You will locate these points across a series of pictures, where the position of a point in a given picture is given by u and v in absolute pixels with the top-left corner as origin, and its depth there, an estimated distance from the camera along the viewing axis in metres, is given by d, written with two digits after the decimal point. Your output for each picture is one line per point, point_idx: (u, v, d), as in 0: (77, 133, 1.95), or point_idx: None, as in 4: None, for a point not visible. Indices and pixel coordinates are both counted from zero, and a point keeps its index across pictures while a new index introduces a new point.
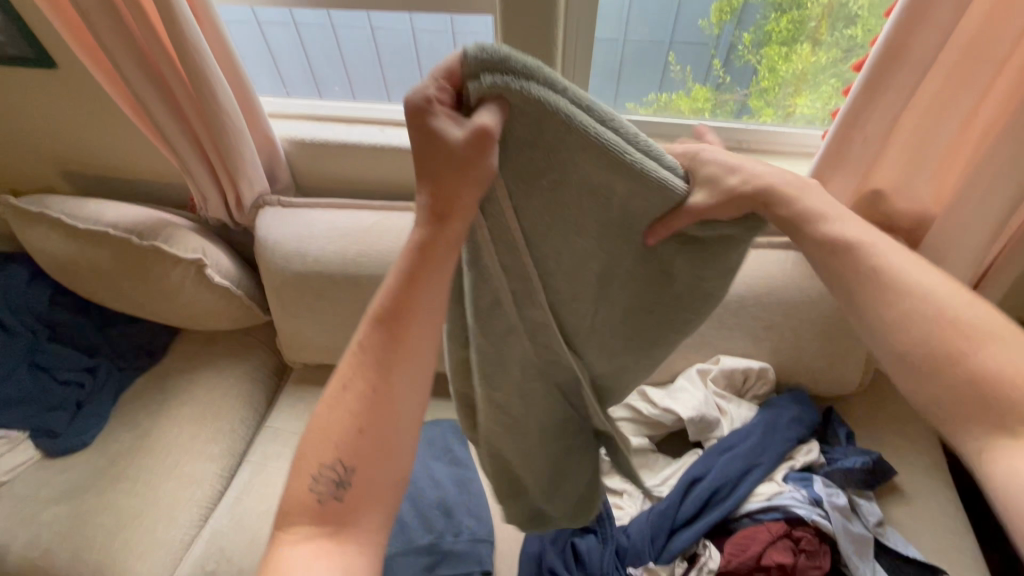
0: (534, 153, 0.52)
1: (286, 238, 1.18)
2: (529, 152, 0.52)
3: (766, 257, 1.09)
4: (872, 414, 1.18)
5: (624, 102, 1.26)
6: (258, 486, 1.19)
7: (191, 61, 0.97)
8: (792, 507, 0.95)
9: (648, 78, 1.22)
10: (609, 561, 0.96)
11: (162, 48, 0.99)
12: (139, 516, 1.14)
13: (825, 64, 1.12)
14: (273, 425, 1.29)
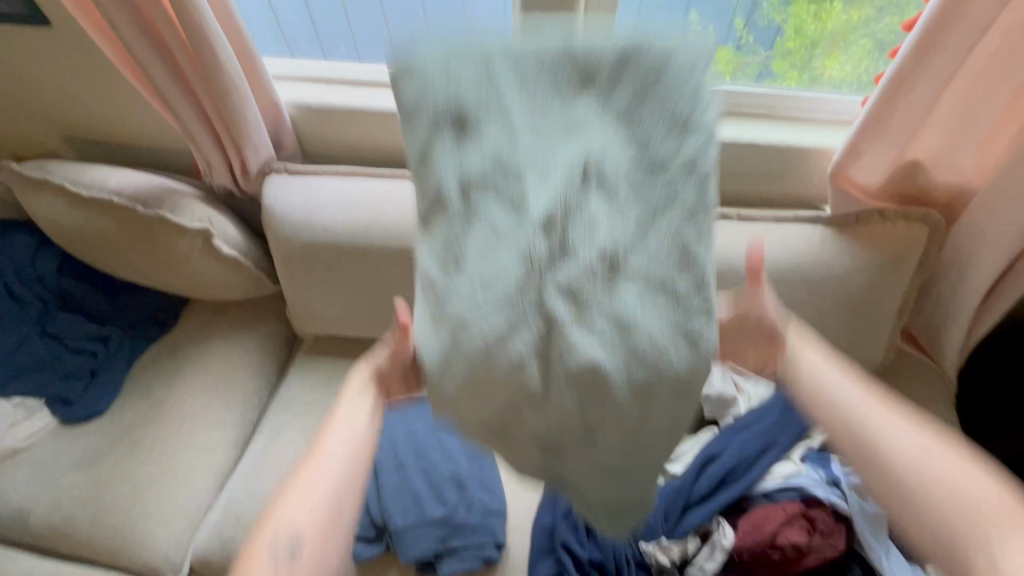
0: (497, 184, 0.55)
1: (295, 209, 1.15)
2: (487, 187, 0.55)
3: (793, 231, 1.04)
4: (891, 392, 1.16)
5: None
6: (271, 456, 1.19)
7: (191, 22, 0.92)
8: (809, 488, 0.93)
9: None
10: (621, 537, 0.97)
11: (161, 7, 0.93)
12: (154, 484, 1.15)
13: (856, 23, 1.04)
14: (284, 396, 1.29)
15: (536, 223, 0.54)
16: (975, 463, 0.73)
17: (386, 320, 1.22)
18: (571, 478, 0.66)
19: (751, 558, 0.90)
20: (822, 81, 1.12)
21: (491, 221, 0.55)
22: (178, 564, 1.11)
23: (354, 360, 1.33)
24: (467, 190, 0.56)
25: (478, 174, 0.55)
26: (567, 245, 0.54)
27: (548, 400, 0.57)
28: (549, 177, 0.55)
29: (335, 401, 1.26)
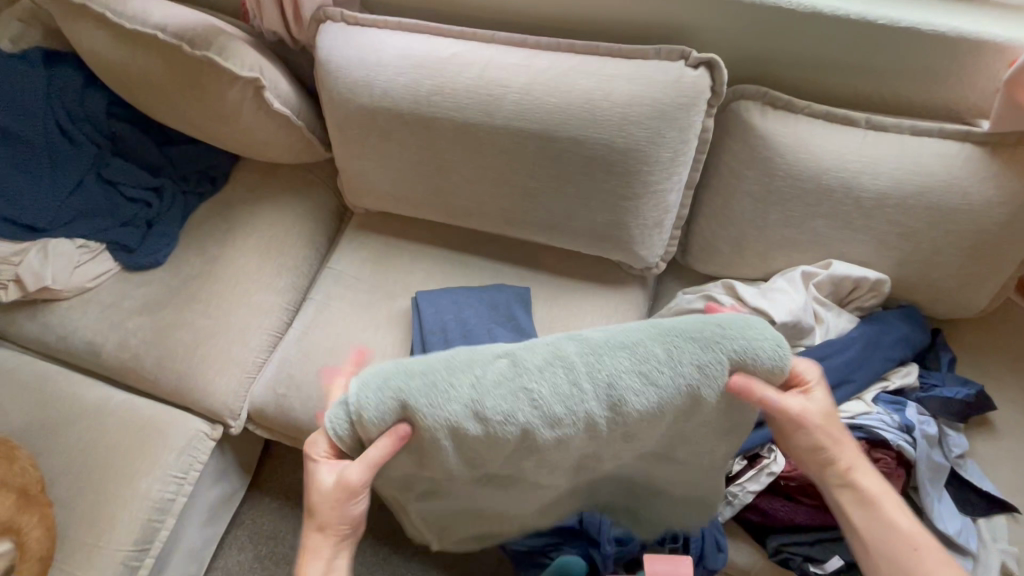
0: (449, 402, 0.60)
1: (352, 65, 1.03)
2: (444, 393, 0.60)
3: (929, 147, 0.88)
4: (983, 341, 1.06)
5: None
6: (320, 325, 1.21)
7: None
8: (877, 429, 0.87)
9: None
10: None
11: None
12: (211, 337, 1.20)
13: None
14: (335, 268, 1.28)
15: (504, 419, 0.60)
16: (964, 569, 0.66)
17: (440, 204, 1.14)
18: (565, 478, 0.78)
19: (798, 485, 0.89)
20: None
21: (460, 408, 0.60)
22: (236, 411, 1.19)
23: (403, 240, 1.28)
24: (422, 390, 0.60)
25: (434, 385, 0.60)
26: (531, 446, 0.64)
27: (546, 439, 0.63)
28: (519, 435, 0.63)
29: (384, 279, 1.24)
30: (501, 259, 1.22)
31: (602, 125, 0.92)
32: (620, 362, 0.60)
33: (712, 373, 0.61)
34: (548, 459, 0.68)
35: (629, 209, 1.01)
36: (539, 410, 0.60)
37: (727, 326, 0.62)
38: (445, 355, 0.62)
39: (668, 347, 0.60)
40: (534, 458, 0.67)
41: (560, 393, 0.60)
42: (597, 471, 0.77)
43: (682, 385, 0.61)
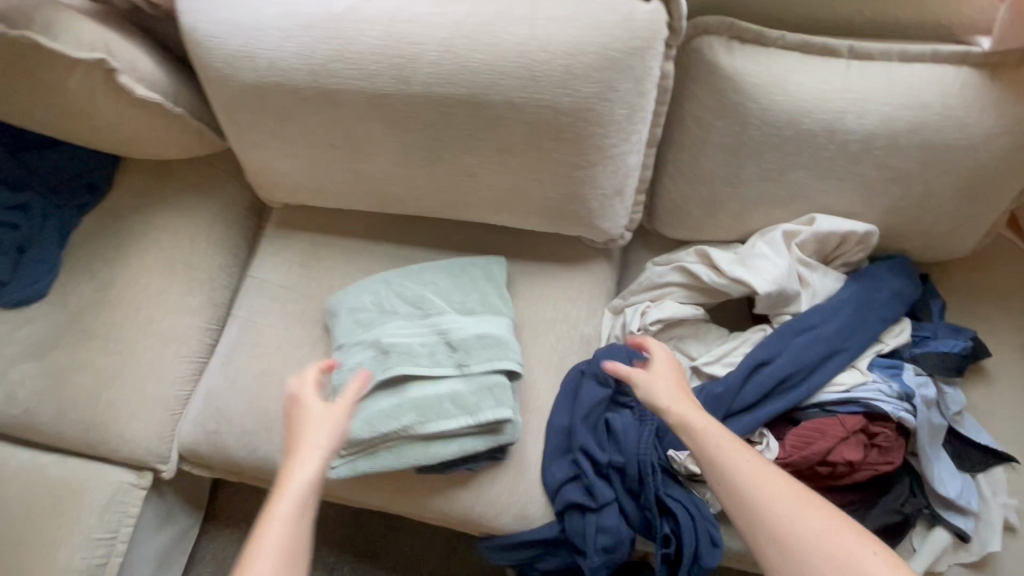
0: (378, 298, 0.92)
1: (224, 31, 0.81)
2: (367, 293, 0.93)
3: (922, 75, 0.75)
4: (971, 282, 0.99)
5: None
6: (246, 346, 1.04)
7: None
8: (876, 402, 0.80)
9: None
10: (649, 438, 0.88)
11: None
12: (118, 375, 1.02)
13: None
14: (256, 277, 1.10)
15: (397, 292, 0.93)
16: (852, 530, 0.56)
17: (364, 192, 0.97)
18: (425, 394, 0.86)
19: (795, 472, 0.81)
20: None
21: (381, 296, 0.92)
22: (164, 454, 1.04)
23: (331, 236, 1.10)
24: (359, 304, 0.92)
25: (352, 295, 0.93)
26: (388, 315, 0.91)
27: (397, 307, 0.92)
28: (396, 297, 0.93)
29: (314, 283, 1.07)
30: (447, 247, 1.06)
31: (543, 83, 0.76)
32: (433, 270, 0.95)
33: (478, 265, 0.97)
34: (390, 340, 0.89)
35: (583, 179, 0.86)
36: (396, 285, 0.93)
37: (472, 261, 0.97)
38: (366, 287, 0.93)
39: (452, 264, 0.96)
40: (381, 345, 0.88)
41: (394, 273, 0.95)
42: (442, 371, 0.87)
43: (463, 265, 0.96)
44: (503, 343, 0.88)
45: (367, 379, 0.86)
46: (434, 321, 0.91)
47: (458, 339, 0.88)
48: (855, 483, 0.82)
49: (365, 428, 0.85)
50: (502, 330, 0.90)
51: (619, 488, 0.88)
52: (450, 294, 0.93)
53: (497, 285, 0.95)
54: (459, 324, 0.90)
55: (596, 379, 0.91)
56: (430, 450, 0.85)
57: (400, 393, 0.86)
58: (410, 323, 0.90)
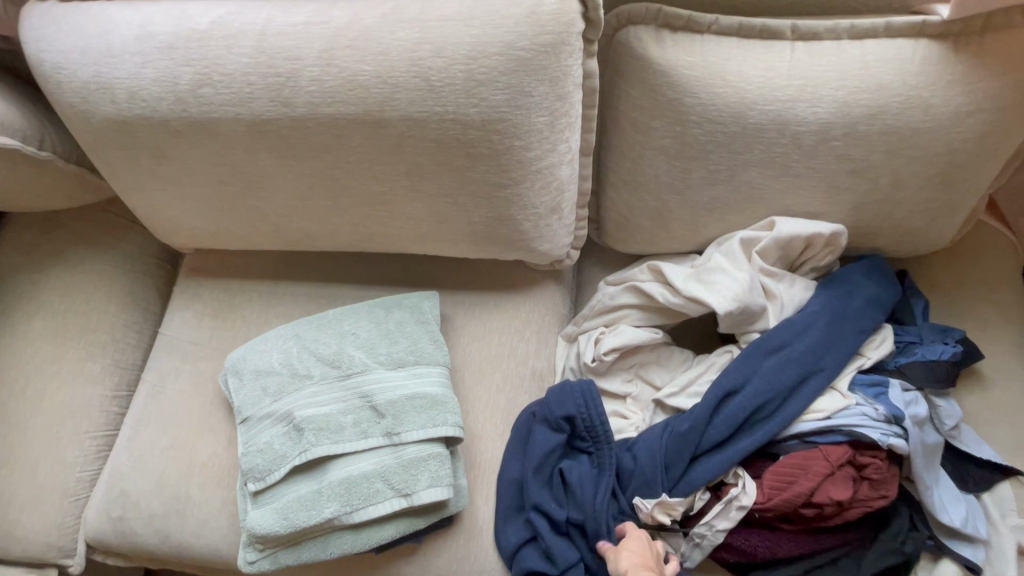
0: (280, 352, 0.81)
1: (75, 61, 0.70)
2: (270, 347, 0.81)
3: (877, 52, 0.66)
4: (954, 277, 0.89)
5: None
6: (155, 415, 0.91)
7: None
8: (861, 429, 0.70)
9: None
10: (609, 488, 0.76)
11: None
12: (8, 461, 0.89)
13: None
14: (166, 334, 0.97)
15: (308, 346, 0.80)
16: None
17: (271, 231, 0.85)
18: (351, 473, 0.73)
19: (776, 516, 0.70)
20: None
21: (286, 349, 0.81)
22: (68, 548, 0.90)
23: (248, 280, 0.98)
24: (259, 363, 0.80)
25: (257, 349, 0.82)
26: (300, 376, 0.78)
27: (311, 366, 0.79)
28: (308, 349, 0.80)
29: (231, 337, 0.95)
30: (376, 283, 0.95)
31: (444, 94, 0.65)
32: (351, 316, 0.83)
33: (404, 305, 0.84)
34: (305, 411, 0.76)
35: (510, 198, 0.75)
36: (307, 336, 0.81)
37: (398, 302, 0.84)
38: (271, 340, 0.82)
39: (374, 310, 0.83)
40: (295, 419, 0.75)
41: (308, 321, 0.83)
42: (369, 440, 0.74)
43: (387, 309, 0.83)
44: (438, 403, 0.76)
45: (283, 461, 0.74)
46: (355, 380, 0.77)
47: (385, 402, 0.75)
48: (847, 522, 0.71)
49: (283, 522, 0.72)
50: (434, 381, 0.78)
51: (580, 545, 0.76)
52: (374, 349, 0.80)
53: (427, 328, 0.82)
54: (385, 383, 0.77)
55: (548, 423, 0.78)
56: (364, 537, 0.72)
57: (322, 474, 0.73)
58: (328, 388, 0.77)
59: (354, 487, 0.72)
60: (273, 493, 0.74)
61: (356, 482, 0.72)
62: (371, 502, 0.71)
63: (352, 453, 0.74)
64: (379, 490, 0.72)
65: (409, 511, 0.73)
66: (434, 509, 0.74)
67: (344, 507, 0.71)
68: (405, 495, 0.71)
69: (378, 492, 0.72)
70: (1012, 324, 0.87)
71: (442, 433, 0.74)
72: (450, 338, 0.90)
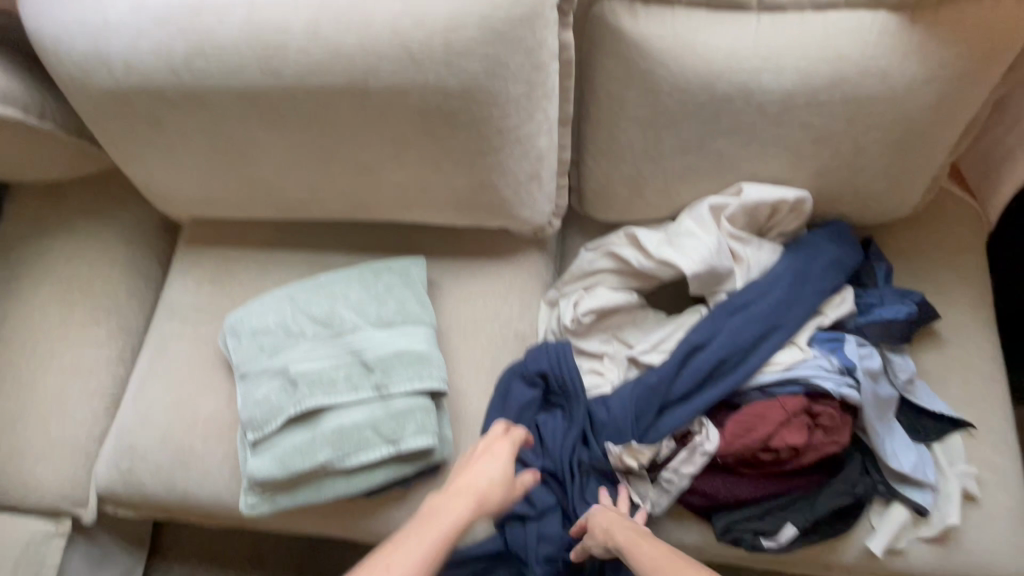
0: (275, 313, 0.85)
1: (74, 32, 0.73)
2: (266, 308, 0.86)
3: (838, 22, 0.69)
4: (917, 243, 0.93)
5: None
6: (159, 375, 0.96)
7: None
8: (816, 380, 0.75)
9: None
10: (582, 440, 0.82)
11: None
12: (22, 417, 0.95)
13: None
14: (168, 299, 1.02)
15: (301, 307, 0.85)
16: None
17: (265, 200, 0.89)
18: (342, 422, 0.78)
19: (736, 461, 0.76)
20: None
21: (281, 311, 0.85)
22: (81, 498, 0.96)
23: (244, 249, 1.03)
24: (256, 323, 0.85)
25: (254, 310, 0.86)
26: (294, 334, 0.84)
27: (305, 326, 0.84)
28: (301, 310, 0.85)
29: (230, 301, 0.99)
30: (367, 251, 0.99)
31: (425, 63, 0.69)
32: (342, 280, 0.87)
33: (393, 269, 0.88)
34: (298, 366, 0.81)
35: (491, 165, 0.79)
36: (301, 298, 0.86)
37: (386, 266, 0.88)
38: (266, 303, 0.87)
39: (364, 274, 0.88)
40: (290, 374, 0.80)
41: (301, 284, 0.87)
42: (359, 393, 0.79)
43: (376, 272, 0.88)
44: (424, 359, 0.81)
45: (279, 411, 0.79)
46: (346, 339, 0.83)
47: (374, 359, 0.81)
48: (802, 467, 0.77)
49: (280, 466, 0.78)
50: (419, 340, 0.83)
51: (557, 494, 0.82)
52: (364, 309, 0.84)
53: (414, 291, 0.87)
54: (375, 341, 0.82)
55: (524, 379, 0.85)
56: (354, 481, 0.78)
57: (315, 423, 0.79)
58: (320, 345, 0.82)
59: (345, 434, 0.77)
60: (270, 442, 0.79)
61: (347, 431, 0.77)
62: (361, 449, 0.77)
63: (342, 405, 0.79)
64: (368, 437, 0.77)
65: (396, 457, 0.78)
66: (421, 456, 0.79)
67: (336, 453, 0.77)
68: (393, 442, 0.77)
69: (367, 441, 0.77)
70: (971, 288, 0.92)
71: (427, 387, 0.79)
72: (437, 301, 0.95)
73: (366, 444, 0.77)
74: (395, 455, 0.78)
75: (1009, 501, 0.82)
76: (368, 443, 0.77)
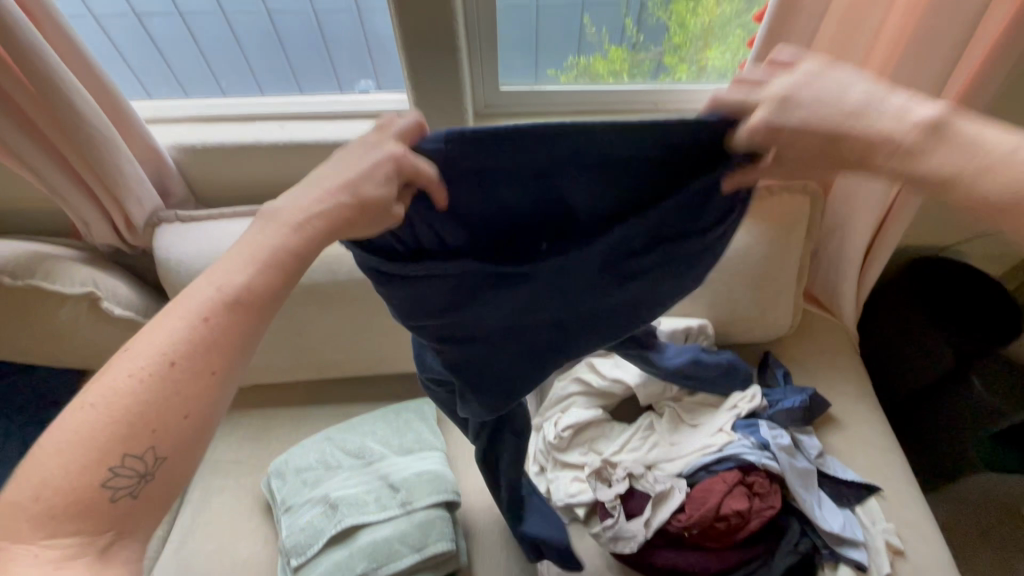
0: (316, 453, 1.05)
1: (191, 256, 1.07)
2: (308, 449, 1.06)
3: None
4: (803, 352, 1.25)
5: (544, 71, 1.18)
6: (201, 527, 1.09)
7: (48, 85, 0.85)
8: (742, 454, 0.99)
9: (565, 41, 1.14)
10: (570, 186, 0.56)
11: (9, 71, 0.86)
12: None
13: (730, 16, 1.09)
14: (211, 458, 1.19)
15: (338, 445, 1.06)
16: None
17: (309, 361, 1.16)
18: (374, 538, 0.93)
19: (699, 532, 0.94)
20: (708, 72, 1.18)
21: (321, 450, 1.05)
22: None
23: (281, 407, 1.25)
24: (299, 463, 1.04)
25: (298, 452, 1.06)
26: (333, 467, 1.03)
27: (342, 460, 1.04)
28: (337, 448, 1.06)
29: (268, 452, 1.18)
30: (384, 399, 1.23)
31: None
32: (369, 422, 1.10)
33: (409, 408, 1.12)
34: (336, 494, 0.99)
35: None
36: (338, 437, 1.07)
37: (404, 407, 1.12)
38: (308, 446, 1.07)
39: (386, 415, 1.11)
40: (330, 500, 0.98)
41: (336, 429, 1.09)
42: (386, 512, 0.96)
43: (396, 413, 1.11)
44: (439, 476, 1.00)
45: (321, 534, 0.95)
46: (374, 466, 1.02)
47: (399, 480, 0.99)
48: (753, 534, 0.95)
49: None
50: (434, 462, 1.03)
51: (580, 269, 0.61)
52: (388, 441, 1.06)
53: (427, 425, 1.10)
54: (398, 466, 1.02)
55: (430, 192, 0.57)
56: None
57: (351, 543, 0.94)
58: (354, 474, 1.01)
59: (376, 548, 0.92)
60: (312, 565, 0.93)
61: (378, 545, 0.92)
62: (392, 560, 0.91)
63: (374, 522, 0.95)
64: (397, 549, 0.92)
65: (422, 567, 0.92)
66: (443, 564, 0.94)
67: (370, 567, 0.91)
68: (419, 553, 0.92)
69: (396, 553, 0.92)
70: (850, 381, 1.21)
71: (444, 500, 0.98)
72: (444, 434, 1.16)
73: (395, 557, 0.92)
74: (420, 565, 0.92)
75: (931, 551, 0.99)
76: (397, 555, 0.92)
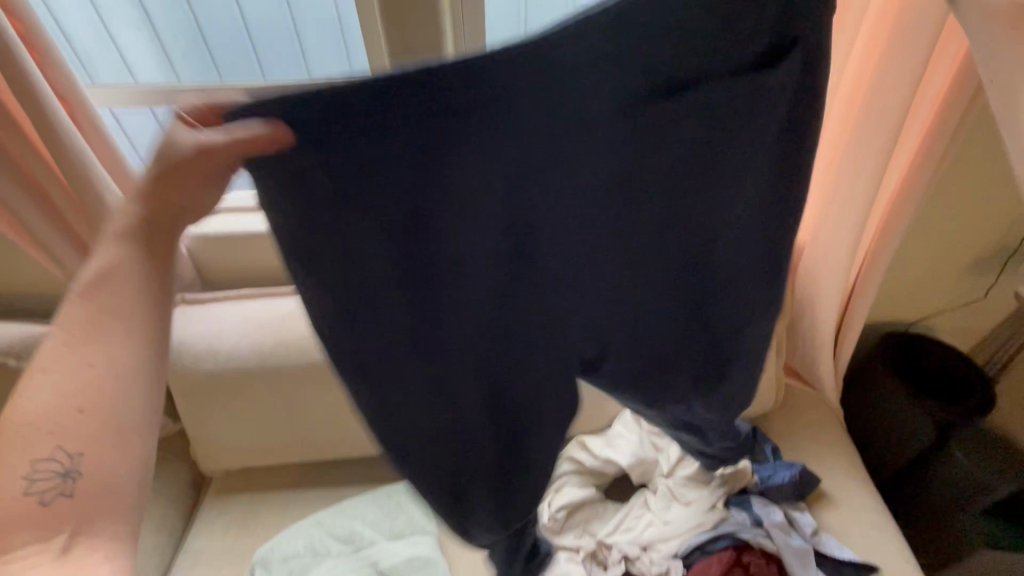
0: (304, 540, 1.02)
1: (194, 338, 1.11)
2: (295, 535, 1.03)
3: None
4: (790, 426, 1.28)
5: None
6: None
7: None
8: (738, 533, 1.00)
9: None
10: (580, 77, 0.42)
11: None
12: None
13: None
14: (193, 548, 1.15)
15: (327, 531, 1.04)
16: None
17: (302, 439, 1.17)
18: None
19: None
20: None
21: (309, 537, 1.03)
22: None
23: (270, 490, 1.23)
24: (286, 551, 1.01)
25: (286, 538, 1.03)
26: (322, 555, 1.01)
27: (331, 546, 1.02)
28: (327, 533, 1.03)
29: (254, 540, 1.14)
30: (375, 480, 1.22)
31: None
32: (358, 505, 1.07)
33: (399, 490, 1.10)
34: None
35: None
36: (328, 521, 1.05)
37: (395, 488, 1.10)
38: (294, 532, 1.04)
39: (375, 496, 1.08)
40: None
41: (322, 513, 1.06)
42: None
43: (386, 495, 1.09)
44: (430, 563, 0.99)
45: None
46: (365, 552, 1.01)
47: (389, 568, 0.98)
48: None
49: None
50: (425, 549, 1.02)
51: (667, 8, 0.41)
52: (380, 525, 1.05)
53: (418, 507, 1.07)
54: (389, 552, 1.01)
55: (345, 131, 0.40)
56: None
57: None
58: (343, 561, 1.00)
59: None
60: None
61: None
62: None
63: None
64: None
65: None
66: None
67: None
68: None
69: None
70: (839, 455, 1.22)
71: None
72: None
73: None
74: None
75: None
76: None
